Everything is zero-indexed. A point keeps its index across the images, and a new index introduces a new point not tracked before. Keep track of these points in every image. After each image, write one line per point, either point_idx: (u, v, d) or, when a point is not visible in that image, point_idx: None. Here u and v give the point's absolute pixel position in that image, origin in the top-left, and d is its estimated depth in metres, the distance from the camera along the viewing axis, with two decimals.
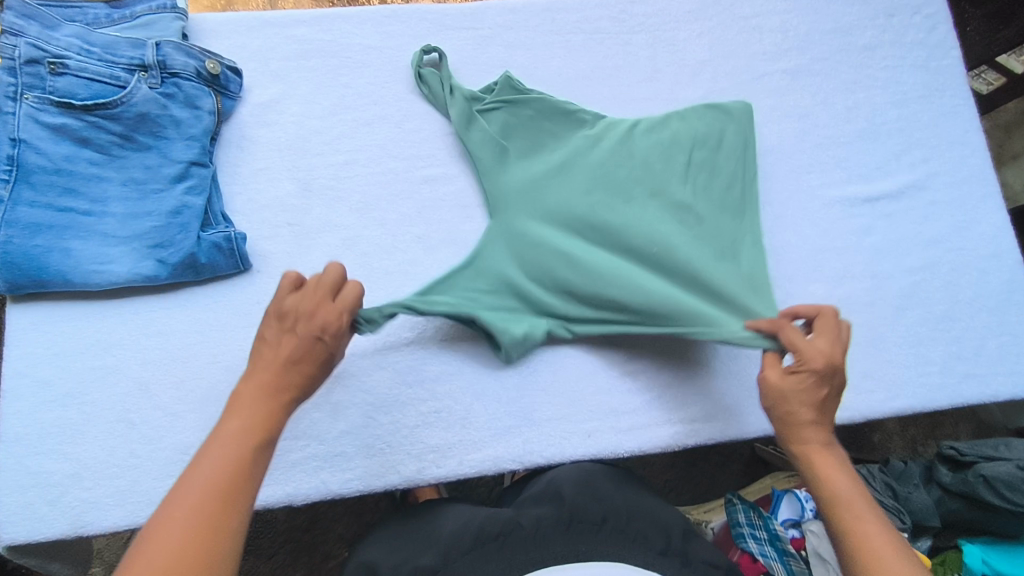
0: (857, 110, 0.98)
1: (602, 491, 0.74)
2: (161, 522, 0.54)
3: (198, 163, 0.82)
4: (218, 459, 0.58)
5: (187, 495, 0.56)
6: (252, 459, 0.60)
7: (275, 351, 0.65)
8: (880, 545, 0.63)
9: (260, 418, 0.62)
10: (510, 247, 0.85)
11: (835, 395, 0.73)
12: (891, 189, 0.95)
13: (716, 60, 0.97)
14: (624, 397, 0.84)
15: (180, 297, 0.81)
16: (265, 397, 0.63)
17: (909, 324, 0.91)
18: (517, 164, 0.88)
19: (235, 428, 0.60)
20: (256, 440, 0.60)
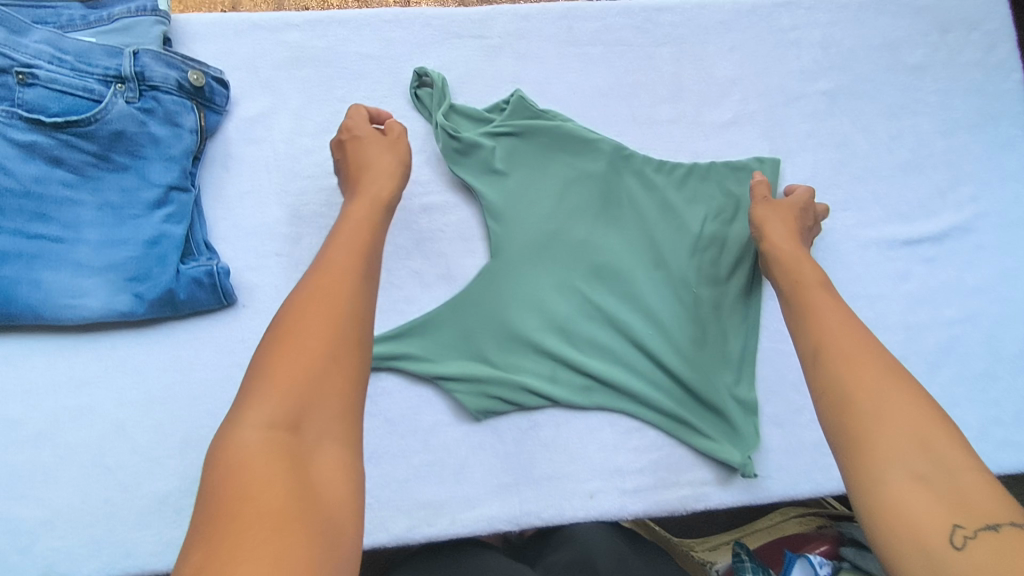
0: (901, 140, 0.89)
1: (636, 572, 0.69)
2: (292, 325, 0.54)
3: (179, 187, 0.75)
4: (344, 241, 0.62)
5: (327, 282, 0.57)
6: (366, 256, 0.61)
7: (377, 184, 0.70)
8: (839, 331, 0.63)
9: (365, 238, 0.64)
10: (507, 302, 0.79)
11: (807, 231, 0.80)
12: (933, 230, 0.87)
13: (748, 78, 0.88)
14: (630, 455, 0.79)
15: (159, 333, 0.76)
16: (364, 204, 0.68)
17: (944, 382, 0.84)
18: (522, 210, 0.81)
19: (359, 232, 0.64)
20: (365, 224, 0.64)
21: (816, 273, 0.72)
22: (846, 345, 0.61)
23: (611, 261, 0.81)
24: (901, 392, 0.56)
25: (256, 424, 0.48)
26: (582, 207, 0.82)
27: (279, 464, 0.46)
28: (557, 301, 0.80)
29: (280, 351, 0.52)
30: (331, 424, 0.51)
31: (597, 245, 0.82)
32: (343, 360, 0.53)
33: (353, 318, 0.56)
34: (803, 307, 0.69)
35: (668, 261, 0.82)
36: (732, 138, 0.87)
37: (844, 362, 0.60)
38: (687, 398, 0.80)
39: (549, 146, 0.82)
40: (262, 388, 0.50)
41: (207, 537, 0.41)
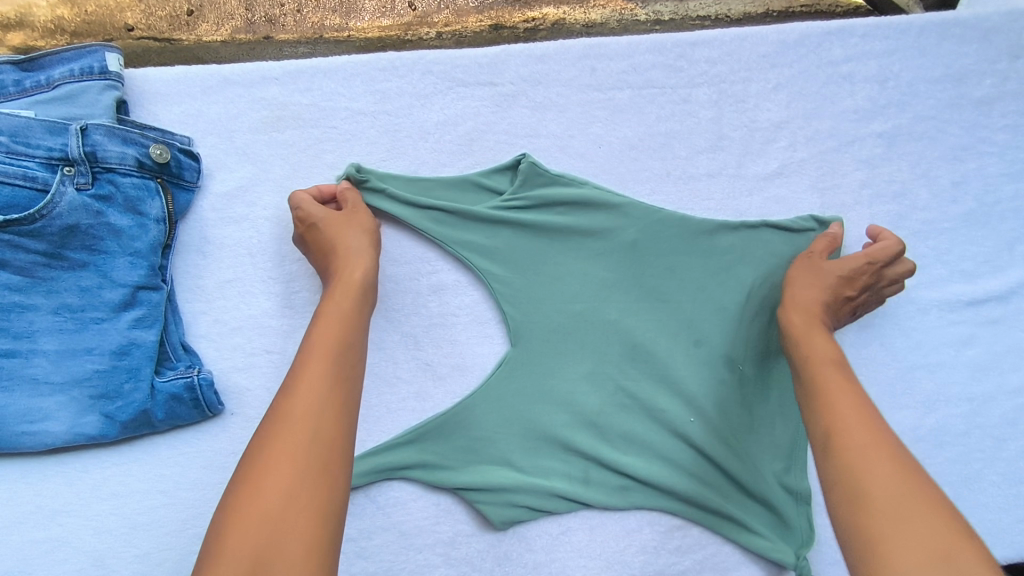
0: (965, 185, 0.80)
1: None
2: (303, 357, 0.53)
3: (148, 286, 0.65)
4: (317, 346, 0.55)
5: (295, 397, 0.50)
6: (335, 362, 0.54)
7: (348, 264, 0.62)
8: (853, 423, 0.54)
9: (342, 326, 0.57)
10: (530, 395, 0.70)
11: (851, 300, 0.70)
12: (1000, 288, 0.78)
13: (796, 120, 0.78)
14: (672, 557, 0.71)
15: (136, 449, 0.66)
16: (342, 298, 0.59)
17: (1012, 457, 0.76)
18: (545, 289, 0.72)
19: (336, 323, 0.57)
20: (353, 289, 0.60)
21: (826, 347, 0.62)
22: (865, 443, 0.52)
23: (644, 341, 0.73)
24: (923, 503, 0.47)
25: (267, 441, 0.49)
26: (611, 280, 0.73)
27: (298, 492, 0.46)
28: (585, 391, 0.71)
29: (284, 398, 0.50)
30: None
31: (629, 324, 0.73)
32: (304, 509, 0.45)
33: (321, 437, 0.49)
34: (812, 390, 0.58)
35: (710, 337, 0.73)
36: (778, 191, 0.77)
37: (853, 450, 0.52)
38: (735, 492, 0.72)
39: (572, 213, 0.73)
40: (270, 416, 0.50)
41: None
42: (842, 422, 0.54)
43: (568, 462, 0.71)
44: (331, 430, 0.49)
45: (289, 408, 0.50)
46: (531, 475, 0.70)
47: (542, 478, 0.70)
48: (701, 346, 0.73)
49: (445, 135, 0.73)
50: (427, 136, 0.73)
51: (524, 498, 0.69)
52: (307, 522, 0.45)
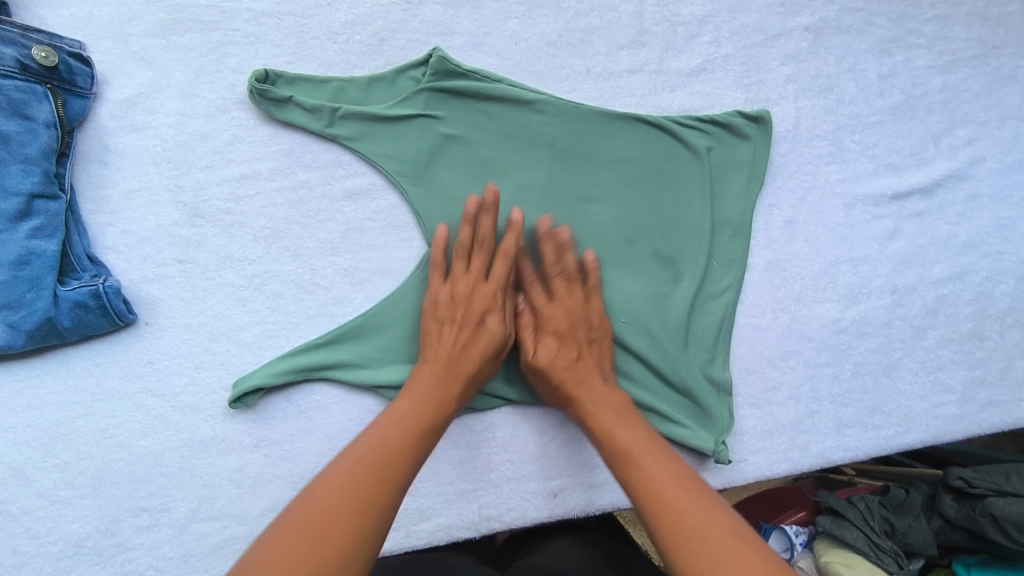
0: (893, 78, 0.79)
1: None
2: (383, 432, 0.56)
3: (45, 195, 0.63)
4: (403, 403, 0.59)
5: (390, 429, 0.56)
6: (425, 432, 0.57)
7: (464, 283, 0.65)
8: (673, 493, 0.53)
9: (431, 402, 0.60)
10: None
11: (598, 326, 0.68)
12: (926, 180, 0.78)
13: (719, 16, 0.76)
14: (596, 448, 0.73)
15: (49, 362, 0.66)
16: (452, 325, 0.64)
17: (930, 346, 0.79)
18: (468, 189, 0.71)
19: (423, 388, 0.61)
20: (436, 365, 0.62)
21: (616, 396, 0.64)
22: (672, 504, 0.53)
23: (572, 241, 0.73)
24: (721, 558, 0.48)
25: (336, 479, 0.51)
26: (529, 180, 0.72)
27: (354, 552, 0.47)
28: (513, 291, 0.71)
29: (360, 475, 0.51)
30: None
31: (551, 224, 0.72)
32: (353, 547, 0.47)
33: (389, 499, 0.51)
34: (627, 455, 0.58)
35: (638, 234, 0.73)
36: (702, 87, 0.76)
37: (675, 538, 0.50)
38: (659, 385, 0.73)
39: (489, 111, 0.72)
40: (340, 475, 0.51)
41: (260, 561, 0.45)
42: (670, 504, 0.52)
43: None
44: (388, 504, 0.51)
45: (357, 454, 0.54)
46: None
47: None
48: (624, 244, 0.73)
49: (355, 36, 0.71)
50: (336, 38, 0.71)
51: None
52: (351, 556, 0.47)
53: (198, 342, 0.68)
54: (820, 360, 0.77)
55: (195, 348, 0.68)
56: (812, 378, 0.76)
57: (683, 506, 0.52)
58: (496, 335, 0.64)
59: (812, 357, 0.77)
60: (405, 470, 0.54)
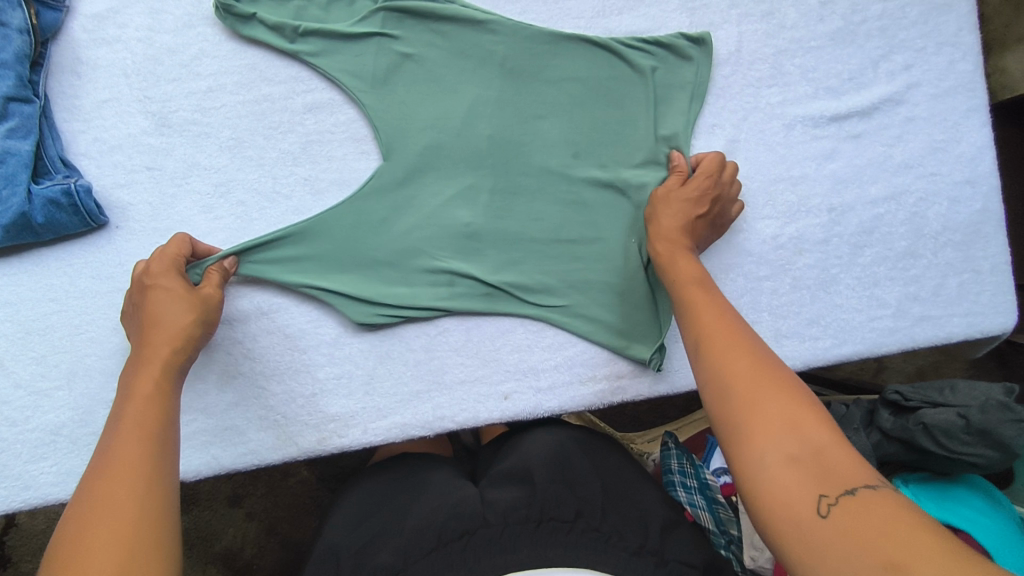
0: (833, 6, 0.82)
1: (574, 467, 0.67)
2: (116, 440, 0.52)
3: (19, 99, 0.67)
4: (142, 391, 0.57)
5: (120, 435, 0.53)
6: (156, 414, 0.56)
7: (164, 286, 0.63)
8: (713, 320, 0.58)
9: (155, 386, 0.58)
10: (408, 206, 0.74)
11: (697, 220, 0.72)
12: (863, 104, 0.82)
13: None
14: (544, 353, 0.77)
15: (26, 260, 0.70)
16: (168, 325, 0.62)
17: (866, 263, 0.82)
18: (422, 104, 0.75)
19: (150, 372, 0.59)
20: (154, 357, 0.60)
21: (693, 271, 0.66)
22: (728, 344, 0.55)
23: (523, 156, 0.76)
24: (774, 382, 0.50)
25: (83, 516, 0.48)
26: (483, 97, 0.76)
27: None
28: (465, 201, 0.75)
29: (107, 492, 0.49)
30: None
31: (501, 140, 0.76)
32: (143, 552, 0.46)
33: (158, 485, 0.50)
34: (692, 318, 0.60)
35: (585, 151, 0.77)
36: (649, 11, 0.79)
37: (726, 341, 0.55)
38: (601, 296, 0.77)
39: (445, 31, 0.75)
40: (91, 501, 0.48)
41: None
42: (735, 321, 0.58)
43: (437, 270, 0.75)
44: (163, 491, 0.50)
45: (105, 464, 0.51)
46: (400, 284, 0.74)
47: (409, 288, 0.74)
48: (572, 163, 0.77)
49: None
50: None
51: (389, 299, 0.73)
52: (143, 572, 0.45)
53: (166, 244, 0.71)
54: (759, 274, 0.80)
55: None
56: (752, 291, 0.80)
57: (739, 329, 0.57)
58: (184, 299, 0.63)
59: (752, 271, 0.80)
60: (162, 455, 0.53)
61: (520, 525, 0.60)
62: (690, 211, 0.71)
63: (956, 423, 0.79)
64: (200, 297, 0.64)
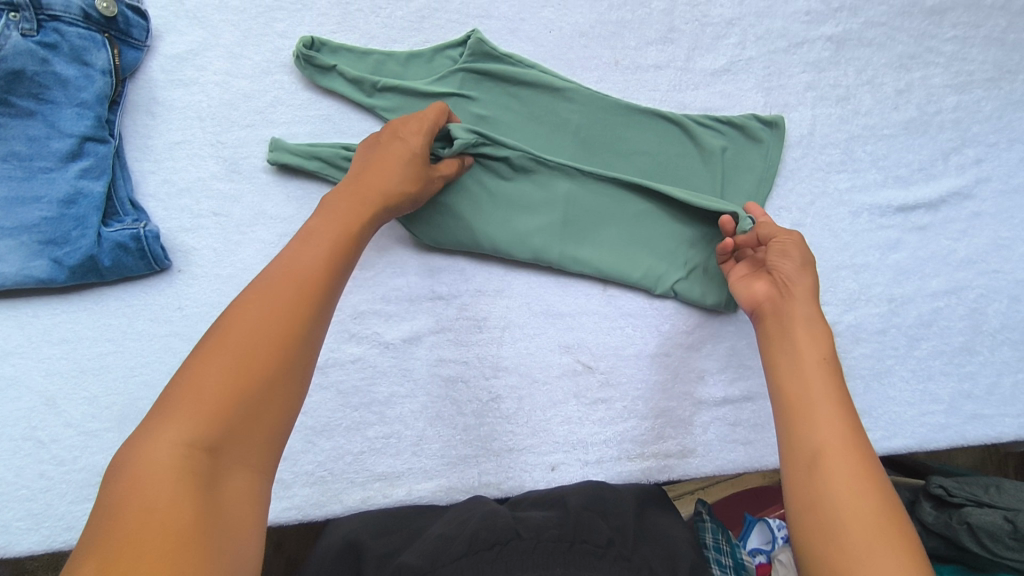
0: (909, 94, 0.81)
1: (614, 511, 0.67)
2: (296, 251, 0.53)
3: (96, 139, 0.67)
4: (347, 214, 0.58)
5: (308, 242, 0.54)
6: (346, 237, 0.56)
7: (404, 126, 0.64)
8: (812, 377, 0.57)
9: (353, 215, 0.58)
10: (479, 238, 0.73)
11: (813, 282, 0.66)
12: (931, 196, 0.81)
13: (748, 18, 0.79)
14: (594, 427, 0.75)
15: (88, 298, 0.70)
16: (392, 173, 0.62)
17: (921, 357, 0.81)
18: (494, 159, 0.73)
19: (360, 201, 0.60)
20: (359, 193, 0.60)
21: (818, 345, 0.59)
22: (844, 466, 0.51)
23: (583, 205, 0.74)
24: (888, 541, 0.47)
25: (172, 438, 0.41)
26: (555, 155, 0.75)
27: (275, 392, 0.45)
28: (521, 221, 0.74)
29: (281, 287, 0.49)
30: (239, 471, 0.43)
31: (576, 194, 0.74)
32: (289, 373, 0.46)
33: (324, 311, 0.50)
34: (803, 413, 0.55)
35: (646, 216, 0.75)
36: (724, 88, 0.79)
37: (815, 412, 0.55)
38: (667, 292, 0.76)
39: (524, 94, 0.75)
40: (258, 295, 0.49)
41: (165, 417, 0.42)
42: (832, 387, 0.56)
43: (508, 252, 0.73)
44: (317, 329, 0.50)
45: (298, 251, 0.53)
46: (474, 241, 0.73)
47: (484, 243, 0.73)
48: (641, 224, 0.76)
49: (396, 11, 0.74)
50: (378, 11, 0.74)
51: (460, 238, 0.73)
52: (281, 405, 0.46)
53: (227, 292, 0.71)
54: None
55: (224, 298, 0.71)
56: None
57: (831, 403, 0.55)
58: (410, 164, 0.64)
59: None
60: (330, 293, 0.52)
61: (554, 541, 0.58)
62: (801, 259, 0.65)
63: (1002, 526, 0.78)
64: (424, 175, 0.65)
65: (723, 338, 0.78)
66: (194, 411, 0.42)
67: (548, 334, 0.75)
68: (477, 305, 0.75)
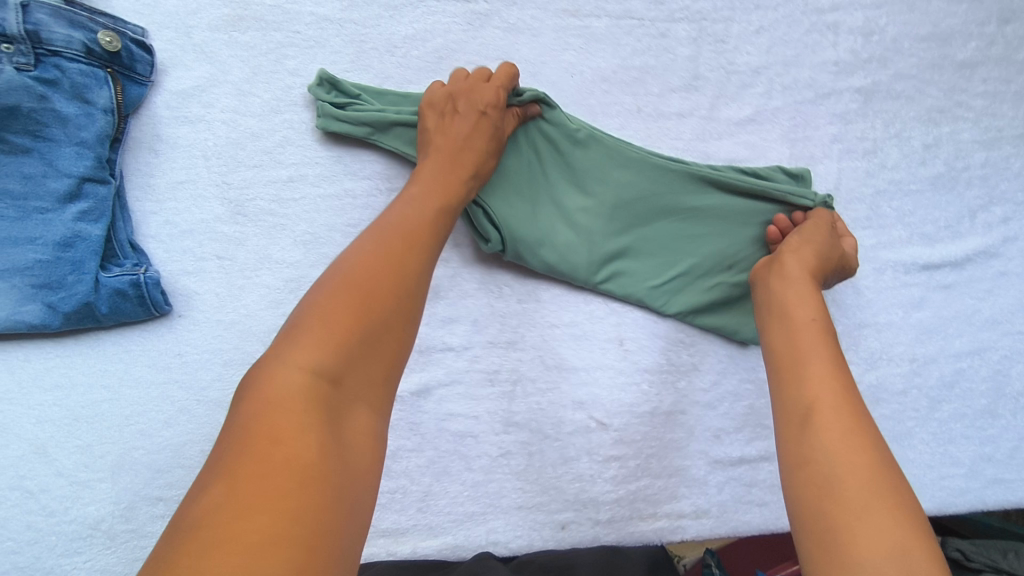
0: (937, 149, 0.79)
1: None
2: (408, 207, 0.56)
3: (95, 179, 0.64)
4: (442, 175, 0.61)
5: (415, 199, 0.57)
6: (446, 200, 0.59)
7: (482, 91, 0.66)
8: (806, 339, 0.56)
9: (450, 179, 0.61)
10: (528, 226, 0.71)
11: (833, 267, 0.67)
12: (957, 254, 0.79)
13: (775, 67, 0.77)
14: (607, 485, 0.72)
15: (84, 342, 0.67)
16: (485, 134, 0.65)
17: (943, 418, 0.78)
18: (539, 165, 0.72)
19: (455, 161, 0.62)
20: (453, 154, 0.62)
21: (806, 307, 0.59)
22: (837, 422, 0.49)
23: (634, 197, 0.72)
24: (888, 498, 0.45)
25: (302, 365, 0.43)
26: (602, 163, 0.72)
27: (389, 335, 0.47)
28: (570, 213, 0.72)
29: (394, 239, 0.52)
30: (357, 410, 0.45)
31: (626, 196, 0.72)
32: (399, 323, 0.48)
33: (429, 270, 0.52)
34: (794, 372, 0.54)
35: (688, 229, 0.74)
36: (748, 138, 0.76)
37: (809, 371, 0.53)
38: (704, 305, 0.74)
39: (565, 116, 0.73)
40: (372, 243, 0.51)
41: (290, 346, 0.44)
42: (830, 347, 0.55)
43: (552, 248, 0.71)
44: (425, 282, 0.51)
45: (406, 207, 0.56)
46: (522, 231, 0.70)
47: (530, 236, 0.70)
48: (684, 234, 0.74)
49: (413, 51, 0.72)
50: (394, 50, 0.71)
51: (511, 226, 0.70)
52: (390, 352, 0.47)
53: (229, 339, 0.67)
54: None
55: (225, 345, 0.67)
56: None
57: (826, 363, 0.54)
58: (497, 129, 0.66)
59: None
60: (434, 251, 0.54)
61: None
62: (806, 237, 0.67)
63: None
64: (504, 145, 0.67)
65: (740, 395, 0.75)
66: (324, 342, 0.44)
67: (562, 388, 0.73)
68: (488, 357, 0.72)
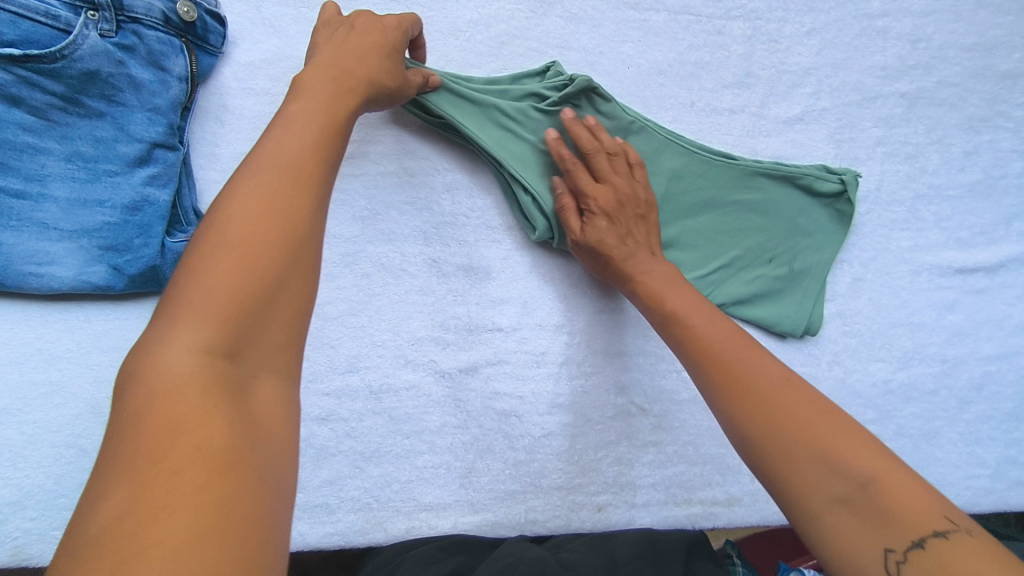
0: (976, 157, 0.82)
1: (666, 561, 0.64)
2: (285, 137, 0.47)
3: (165, 146, 0.65)
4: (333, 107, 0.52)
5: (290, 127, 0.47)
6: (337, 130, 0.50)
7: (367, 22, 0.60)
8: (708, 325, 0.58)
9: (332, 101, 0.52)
10: None
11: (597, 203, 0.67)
12: (991, 260, 0.81)
13: (824, 69, 0.80)
14: (644, 469, 0.74)
15: (143, 306, 0.67)
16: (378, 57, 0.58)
17: (970, 420, 0.80)
18: None
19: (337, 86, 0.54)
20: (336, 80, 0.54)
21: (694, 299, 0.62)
22: (772, 391, 0.50)
23: (684, 189, 0.74)
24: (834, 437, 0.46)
25: (188, 346, 0.36)
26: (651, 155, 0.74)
27: (288, 287, 0.40)
28: None
29: (273, 175, 0.43)
30: (261, 379, 0.39)
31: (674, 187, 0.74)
32: (298, 271, 0.41)
33: (322, 205, 0.45)
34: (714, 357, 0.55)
35: (732, 224, 0.75)
36: (796, 137, 0.78)
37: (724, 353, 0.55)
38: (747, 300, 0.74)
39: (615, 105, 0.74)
40: (254, 187, 0.42)
41: (173, 320, 0.37)
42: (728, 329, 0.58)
43: None
44: (318, 219, 0.44)
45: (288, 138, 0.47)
46: None
47: None
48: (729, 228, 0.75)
49: (476, 35, 0.74)
50: (458, 34, 0.73)
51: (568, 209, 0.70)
52: (293, 301, 0.41)
53: None
54: (867, 417, 0.77)
55: None
56: None
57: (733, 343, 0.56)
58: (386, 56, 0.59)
59: (858, 414, 0.77)
60: (325, 183, 0.46)
61: None
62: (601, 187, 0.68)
63: None
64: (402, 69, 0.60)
65: None
66: (207, 313, 0.37)
67: (606, 372, 0.74)
68: (536, 339, 0.74)
